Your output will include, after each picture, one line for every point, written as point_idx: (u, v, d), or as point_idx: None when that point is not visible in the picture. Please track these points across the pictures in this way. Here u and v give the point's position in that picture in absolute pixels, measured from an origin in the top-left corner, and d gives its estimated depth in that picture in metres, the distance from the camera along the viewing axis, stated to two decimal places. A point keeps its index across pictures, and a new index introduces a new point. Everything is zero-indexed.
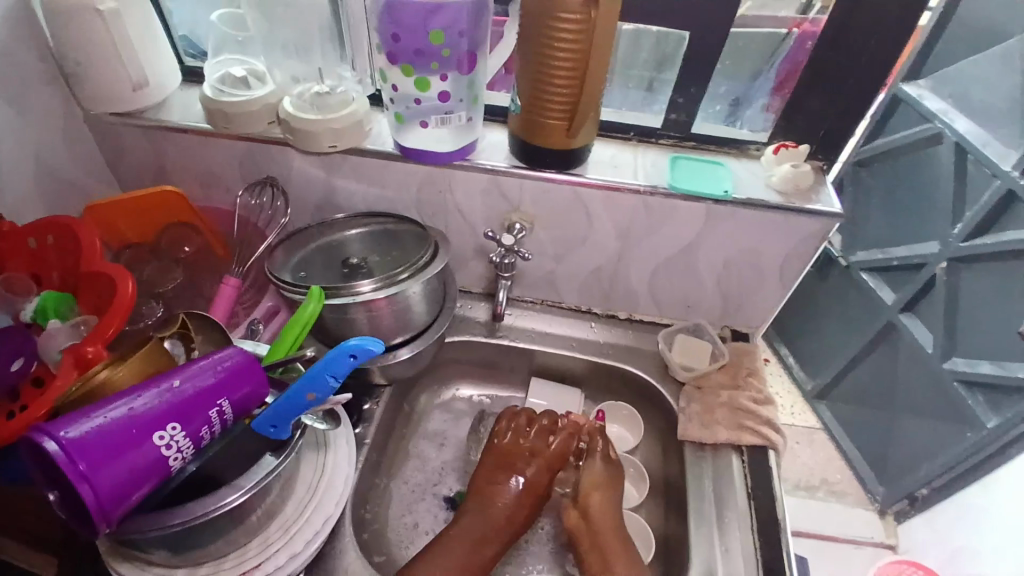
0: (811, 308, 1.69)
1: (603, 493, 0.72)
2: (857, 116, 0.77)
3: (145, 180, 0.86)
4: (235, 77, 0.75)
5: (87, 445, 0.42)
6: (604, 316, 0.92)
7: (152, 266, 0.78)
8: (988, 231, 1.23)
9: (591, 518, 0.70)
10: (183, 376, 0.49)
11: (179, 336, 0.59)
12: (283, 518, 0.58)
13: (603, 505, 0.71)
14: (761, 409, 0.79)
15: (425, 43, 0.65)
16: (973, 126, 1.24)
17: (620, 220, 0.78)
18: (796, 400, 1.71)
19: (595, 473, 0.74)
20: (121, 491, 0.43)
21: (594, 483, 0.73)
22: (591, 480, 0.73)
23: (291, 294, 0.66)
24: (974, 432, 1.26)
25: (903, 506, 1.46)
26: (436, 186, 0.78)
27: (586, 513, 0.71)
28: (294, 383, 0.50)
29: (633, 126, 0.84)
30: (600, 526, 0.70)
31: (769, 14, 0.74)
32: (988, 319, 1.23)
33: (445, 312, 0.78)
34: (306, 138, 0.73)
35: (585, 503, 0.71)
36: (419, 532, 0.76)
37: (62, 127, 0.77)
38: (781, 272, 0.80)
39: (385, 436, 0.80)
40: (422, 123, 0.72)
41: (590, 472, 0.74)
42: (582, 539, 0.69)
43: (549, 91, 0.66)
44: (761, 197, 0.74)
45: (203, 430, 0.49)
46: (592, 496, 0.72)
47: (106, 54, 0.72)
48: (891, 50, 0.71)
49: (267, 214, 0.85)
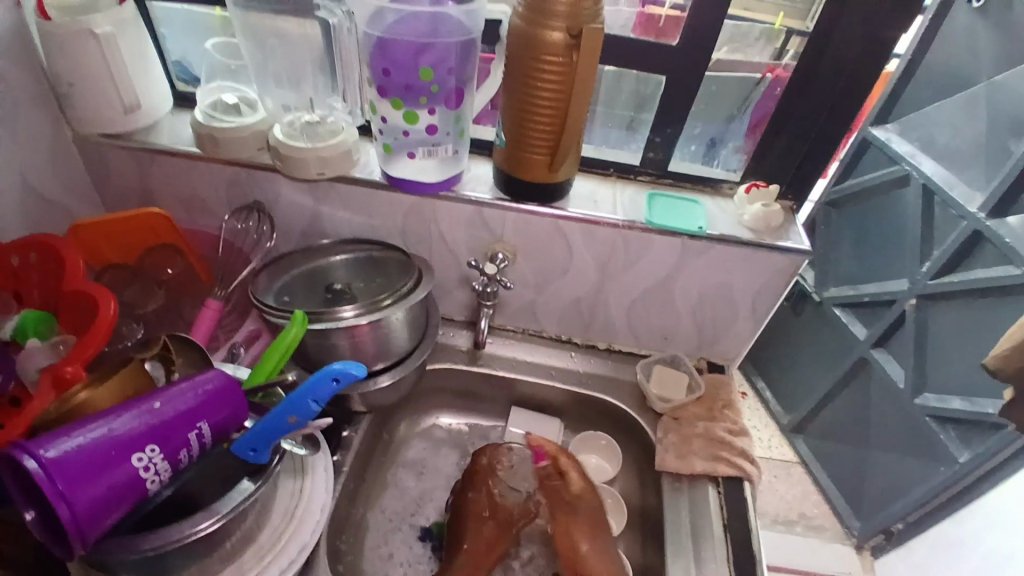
0: (788, 343, 1.73)
1: (591, 540, 0.71)
2: (825, 158, 0.81)
3: (131, 202, 0.87)
4: (227, 104, 0.77)
5: (65, 464, 0.42)
6: (584, 347, 0.93)
7: (133, 288, 0.78)
8: (955, 270, 1.27)
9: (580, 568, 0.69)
10: (164, 398, 0.49)
11: (159, 357, 0.59)
12: (258, 545, 0.57)
13: (592, 552, 0.70)
14: (736, 440, 0.80)
15: (415, 79, 0.67)
16: (940, 169, 1.30)
17: (599, 253, 0.80)
18: (773, 434, 1.74)
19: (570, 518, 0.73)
20: (97, 512, 0.43)
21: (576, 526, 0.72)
22: (576, 531, 0.71)
23: (273, 318, 0.66)
24: (946, 467, 1.28)
25: (878, 541, 1.47)
26: (421, 216, 0.80)
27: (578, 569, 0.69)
28: (274, 406, 0.50)
29: (613, 162, 0.87)
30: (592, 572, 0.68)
31: (744, 59, 0.78)
32: (956, 355, 1.27)
33: (427, 340, 0.78)
34: (294, 164, 0.74)
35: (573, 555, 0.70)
36: (394, 563, 0.75)
37: (51, 149, 0.78)
38: (754, 306, 0.83)
39: (364, 464, 0.79)
40: (409, 154, 0.74)
41: (566, 525, 0.72)
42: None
43: (532, 128, 0.69)
44: (734, 234, 0.77)
45: (181, 453, 0.49)
46: (581, 548, 0.70)
47: (99, 78, 0.73)
48: (854, 97, 0.76)
49: (252, 239, 0.85)
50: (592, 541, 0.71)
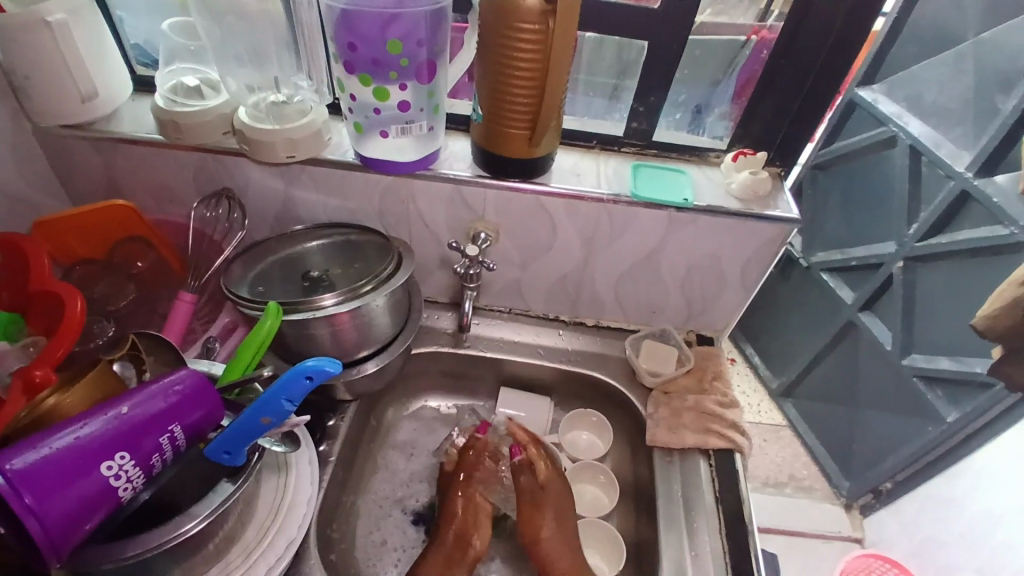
0: (775, 308, 1.73)
1: (552, 528, 0.70)
2: (812, 121, 0.79)
3: (98, 193, 0.83)
4: (188, 87, 0.73)
5: (31, 478, 0.40)
6: (572, 323, 0.92)
7: (103, 284, 0.75)
8: (941, 232, 1.27)
9: (544, 561, 0.69)
10: (132, 402, 0.46)
11: (129, 357, 0.57)
12: (244, 543, 0.56)
13: (555, 545, 0.69)
14: (726, 412, 0.80)
15: (384, 52, 0.64)
16: (925, 129, 1.28)
17: (584, 228, 0.78)
18: (762, 399, 1.75)
19: (532, 508, 0.72)
20: (70, 522, 0.41)
21: (535, 520, 0.71)
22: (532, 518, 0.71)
23: (248, 310, 0.64)
24: (934, 426, 1.30)
25: (868, 499, 1.50)
26: (398, 196, 0.77)
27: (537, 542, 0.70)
28: (246, 408, 0.48)
29: (596, 134, 0.84)
30: (549, 559, 0.69)
31: (727, 22, 0.75)
32: (944, 315, 1.27)
33: (411, 324, 0.77)
34: (262, 148, 0.71)
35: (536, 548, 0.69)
36: (387, 549, 0.75)
37: (9, 142, 0.74)
38: (742, 277, 0.82)
39: (352, 450, 0.78)
40: (381, 133, 0.71)
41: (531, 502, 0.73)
42: None
43: (510, 102, 0.66)
44: (720, 204, 0.75)
45: (154, 457, 0.47)
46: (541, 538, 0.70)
47: (52, 68, 0.69)
48: (841, 59, 0.73)
49: (223, 227, 0.82)
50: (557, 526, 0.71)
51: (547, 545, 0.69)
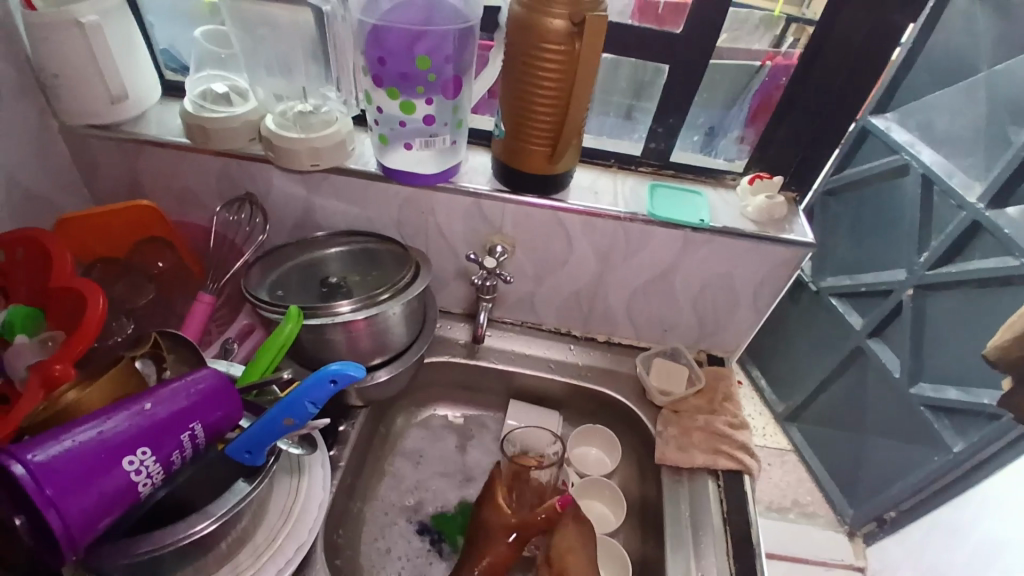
0: (784, 331, 1.74)
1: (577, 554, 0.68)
2: (828, 148, 0.80)
3: (120, 192, 0.85)
4: (216, 94, 0.75)
5: (54, 470, 0.40)
6: (583, 339, 0.92)
7: (122, 284, 0.75)
8: (951, 260, 1.27)
9: None
10: (154, 399, 0.47)
11: (151, 356, 0.57)
12: (254, 545, 0.56)
13: (579, 569, 0.67)
14: (736, 433, 0.80)
15: (412, 68, 0.66)
16: (938, 158, 1.29)
17: (600, 244, 0.79)
18: (768, 422, 1.75)
19: (568, 532, 0.70)
20: (88, 517, 0.42)
21: (568, 543, 0.69)
22: (566, 541, 0.69)
23: (267, 314, 0.65)
24: (940, 455, 1.29)
25: (872, 528, 1.49)
26: (418, 207, 0.79)
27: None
28: (271, 409, 0.49)
29: (613, 153, 0.86)
30: None
31: (742, 47, 0.77)
32: (953, 344, 1.27)
33: (425, 334, 0.77)
34: (287, 156, 0.72)
35: (562, 567, 0.67)
36: (392, 557, 0.75)
37: (36, 139, 0.76)
38: (755, 299, 0.82)
39: (361, 457, 0.78)
40: (405, 145, 0.72)
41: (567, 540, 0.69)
42: None
43: (532, 119, 0.67)
44: (736, 226, 0.76)
45: (174, 455, 0.47)
46: (567, 561, 0.68)
47: (84, 68, 0.70)
48: (858, 88, 0.74)
49: (245, 231, 0.83)
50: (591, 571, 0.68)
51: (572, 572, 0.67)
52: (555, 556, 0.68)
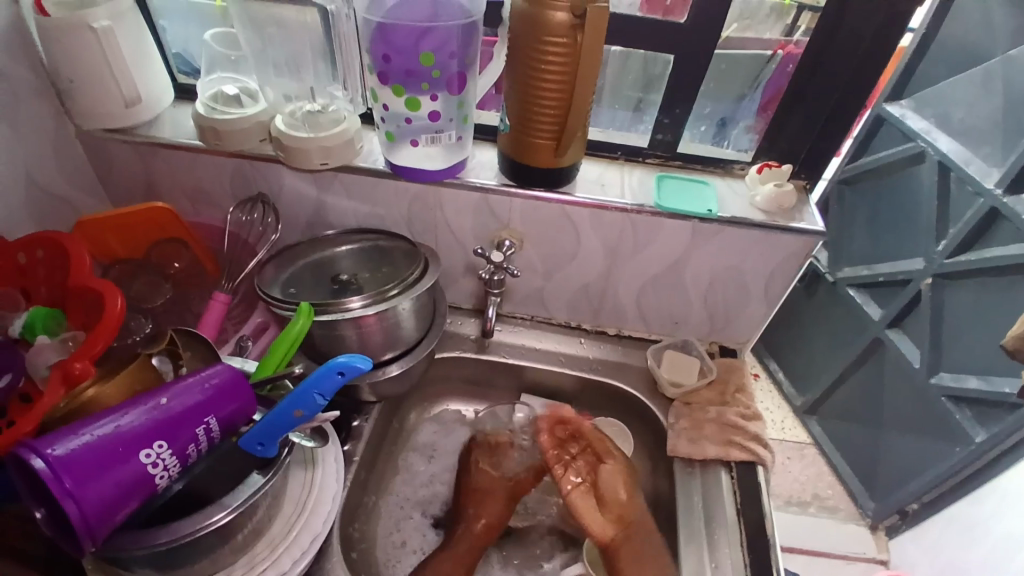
0: (800, 323, 1.71)
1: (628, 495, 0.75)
2: (839, 136, 0.79)
3: (137, 193, 0.87)
4: (228, 95, 0.76)
5: (71, 463, 0.41)
6: (593, 332, 0.92)
7: (140, 281, 0.78)
8: (971, 248, 1.25)
9: (623, 515, 0.73)
10: (169, 394, 0.48)
11: (167, 352, 0.58)
12: (270, 537, 0.57)
13: (636, 507, 0.74)
14: (749, 424, 0.80)
15: (416, 64, 0.66)
16: (955, 145, 1.27)
17: (608, 237, 0.79)
18: (786, 415, 1.73)
19: (614, 474, 0.76)
20: (107, 509, 0.42)
21: (616, 482, 0.76)
22: (615, 479, 0.76)
23: (280, 311, 0.66)
24: (962, 446, 1.27)
25: (893, 522, 1.47)
26: (426, 203, 0.79)
27: (620, 517, 0.73)
28: (280, 401, 0.49)
29: (620, 144, 0.85)
30: (634, 523, 0.72)
31: (754, 36, 0.76)
32: (973, 333, 1.25)
33: (436, 328, 0.78)
34: (298, 155, 0.73)
35: (618, 509, 0.73)
36: (407, 549, 0.76)
37: (54, 143, 0.78)
38: (766, 289, 0.81)
39: (375, 452, 0.79)
40: (412, 142, 0.73)
41: (609, 474, 0.76)
42: (623, 547, 0.70)
43: (538, 112, 0.67)
44: (745, 216, 0.75)
45: (190, 448, 0.48)
46: (622, 498, 0.74)
47: (98, 72, 0.72)
48: (867, 75, 0.74)
49: (257, 230, 0.84)
50: (630, 493, 0.75)
51: (627, 509, 0.74)
52: (609, 495, 0.75)
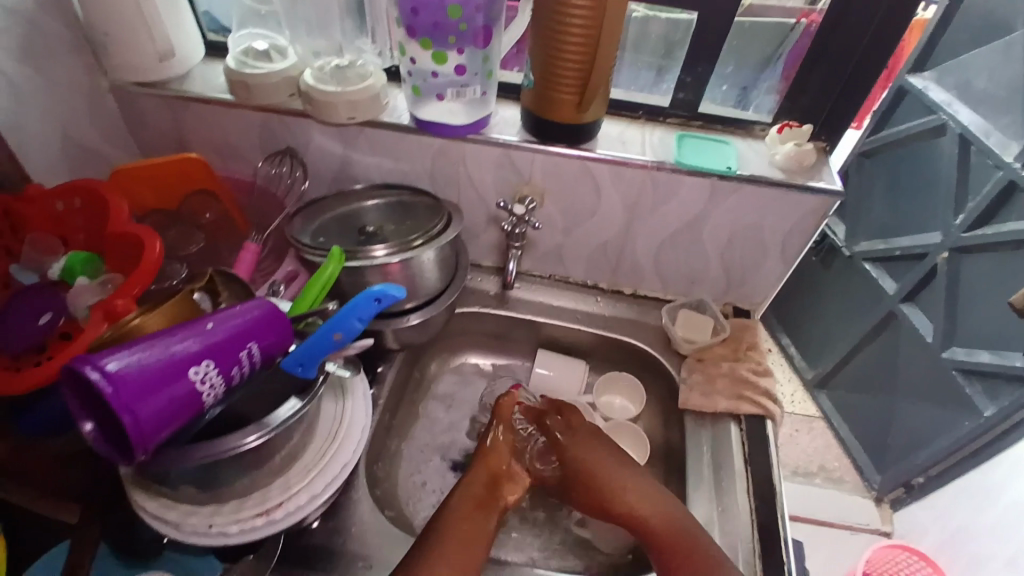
0: (815, 297, 1.72)
1: (625, 485, 0.69)
2: (859, 97, 0.79)
3: (167, 147, 0.89)
4: (258, 51, 0.78)
5: (125, 378, 0.44)
6: (610, 291, 0.94)
7: (174, 231, 0.80)
8: (990, 221, 1.24)
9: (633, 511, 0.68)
10: (213, 319, 0.51)
11: (207, 290, 0.62)
12: (304, 462, 0.60)
13: (639, 496, 0.68)
14: (760, 380, 0.82)
15: (443, 17, 0.68)
16: (977, 118, 1.26)
17: (627, 195, 0.80)
18: (797, 388, 1.75)
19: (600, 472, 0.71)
20: (159, 420, 0.45)
21: (604, 481, 0.70)
22: (601, 479, 0.70)
23: (311, 256, 0.70)
24: (971, 419, 1.28)
25: (898, 493, 1.49)
26: (448, 159, 0.81)
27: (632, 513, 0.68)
28: (321, 325, 0.53)
29: (642, 104, 0.86)
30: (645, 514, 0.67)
31: (777, 4, 0.76)
32: (986, 306, 1.25)
33: (457, 281, 0.80)
34: (326, 109, 0.75)
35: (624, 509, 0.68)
36: (428, 490, 0.79)
37: (87, 95, 0.80)
38: (782, 249, 0.83)
39: (398, 398, 0.83)
40: (437, 97, 0.74)
41: (598, 470, 0.71)
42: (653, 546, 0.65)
43: (561, 66, 0.68)
44: (764, 174, 0.76)
45: (233, 370, 0.51)
46: (621, 494, 0.69)
47: (131, 25, 0.74)
48: (890, 36, 0.74)
49: (286, 184, 0.86)
50: (626, 476, 0.70)
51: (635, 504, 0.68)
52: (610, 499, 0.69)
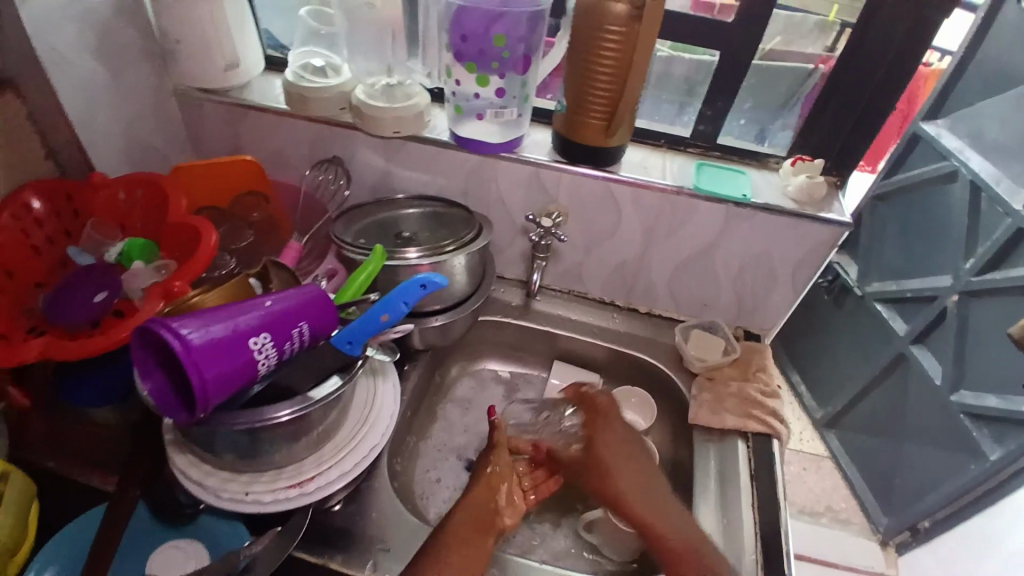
0: (825, 336, 1.75)
1: (632, 491, 0.72)
2: (870, 136, 0.84)
3: (220, 150, 0.97)
4: (315, 67, 0.85)
5: (195, 339, 0.49)
6: (625, 309, 0.98)
7: (224, 227, 0.86)
8: (999, 265, 1.28)
9: (643, 517, 0.70)
10: (272, 297, 0.56)
11: (259, 276, 0.67)
12: (336, 441, 0.65)
13: (647, 501, 0.71)
14: (767, 400, 0.84)
15: (489, 45, 0.75)
16: (988, 165, 1.30)
17: (647, 217, 0.85)
18: (806, 426, 1.76)
19: (609, 481, 0.74)
20: (221, 381, 0.50)
21: (615, 487, 0.73)
22: (615, 485, 0.73)
23: (352, 253, 0.76)
24: (978, 463, 1.29)
25: (904, 538, 1.48)
26: (480, 175, 0.87)
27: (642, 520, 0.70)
28: (373, 304, 0.61)
29: (664, 133, 0.91)
30: (651, 517, 0.70)
31: (798, 50, 0.85)
32: (994, 350, 1.28)
33: (483, 288, 0.85)
34: (373, 122, 0.82)
35: (637, 516, 0.70)
36: (441, 486, 0.83)
37: (154, 99, 0.88)
38: (792, 276, 0.87)
39: (419, 397, 0.87)
40: (477, 116, 0.81)
41: (608, 479, 0.74)
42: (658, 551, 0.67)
43: (593, 93, 0.75)
44: (777, 203, 0.81)
45: (286, 344, 0.56)
46: (630, 501, 0.72)
47: (201, 38, 0.82)
48: (899, 80, 0.79)
49: (331, 190, 0.91)
50: (632, 486, 0.73)
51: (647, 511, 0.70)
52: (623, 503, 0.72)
